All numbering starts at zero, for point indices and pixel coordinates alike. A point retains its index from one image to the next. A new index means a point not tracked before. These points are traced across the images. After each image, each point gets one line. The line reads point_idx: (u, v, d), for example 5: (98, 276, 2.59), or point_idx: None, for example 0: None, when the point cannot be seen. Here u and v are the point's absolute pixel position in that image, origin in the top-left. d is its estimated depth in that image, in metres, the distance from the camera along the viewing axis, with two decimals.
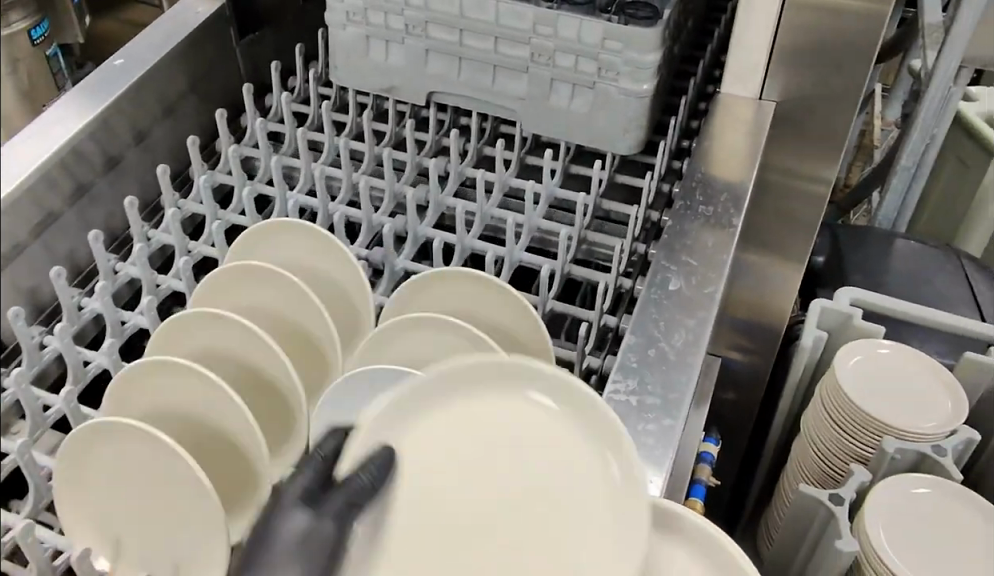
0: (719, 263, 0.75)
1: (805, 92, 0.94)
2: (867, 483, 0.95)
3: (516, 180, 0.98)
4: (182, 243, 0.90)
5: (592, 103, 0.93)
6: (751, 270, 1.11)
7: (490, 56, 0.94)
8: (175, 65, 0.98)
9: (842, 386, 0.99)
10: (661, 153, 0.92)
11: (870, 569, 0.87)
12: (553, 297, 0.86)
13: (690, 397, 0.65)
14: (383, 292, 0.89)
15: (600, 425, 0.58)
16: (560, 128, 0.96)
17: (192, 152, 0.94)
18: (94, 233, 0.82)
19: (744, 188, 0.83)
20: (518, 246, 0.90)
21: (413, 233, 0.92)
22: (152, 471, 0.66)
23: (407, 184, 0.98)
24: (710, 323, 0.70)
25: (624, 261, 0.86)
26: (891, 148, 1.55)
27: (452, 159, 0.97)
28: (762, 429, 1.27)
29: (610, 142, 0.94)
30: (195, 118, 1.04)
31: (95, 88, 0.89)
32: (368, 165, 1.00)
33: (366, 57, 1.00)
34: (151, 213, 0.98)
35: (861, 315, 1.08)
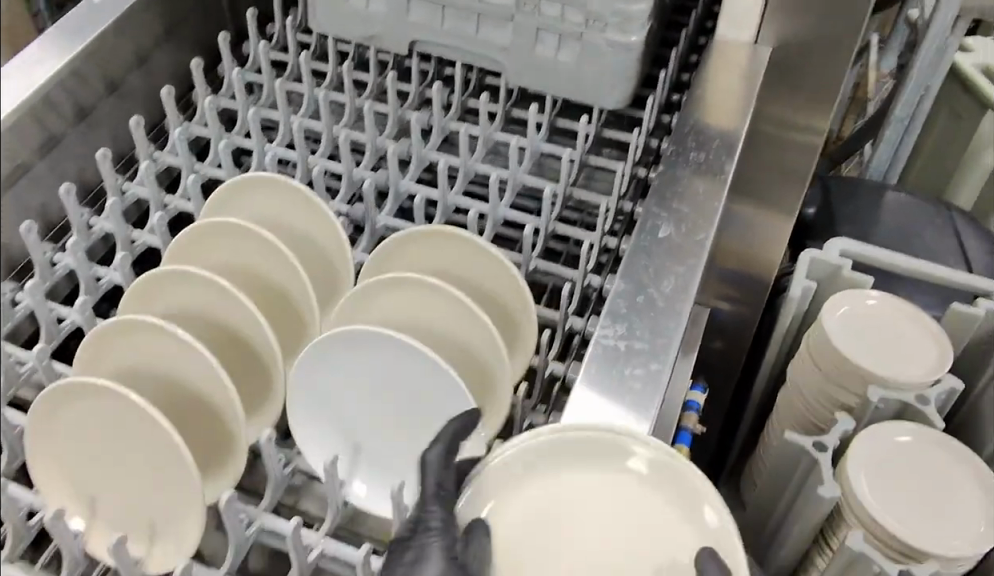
0: (710, 210, 0.75)
1: (801, 38, 0.92)
2: (851, 431, 0.96)
3: (501, 134, 0.97)
4: (157, 198, 0.89)
5: (579, 54, 0.90)
6: (740, 223, 1.11)
7: (473, 5, 0.92)
8: (151, 10, 0.95)
9: (830, 336, 0.99)
10: (650, 107, 0.91)
11: (851, 515, 0.88)
12: (537, 255, 0.86)
13: (678, 342, 0.65)
14: (364, 249, 0.89)
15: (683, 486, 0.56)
16: (545, 80, 0.94)
17: (167, 102, 0.93)
18: (66, 186, 0.82)
19: (738, 134, 0.82)
20: (503, 203, 0.89)
21: (395, 189, 0.91)
22: (122, 430, 0.68)
23: (389, 137, 0.97)
24: (700, 271, 0.70)
25: (608, 220, 0.86)
26: (885, 100, 1.54)
27: (435, 113, 0.95)
28: (747, 380, 1.28)
29: (597, 96, 0.93)
30: (174, 65, 1.02)
31: (82, 28, 0.87)
32: (350, 118, 0.99)
33: (346, 3, 0.98)
34: (126, 165, 0.96)
35: (851, 265, 1.09)
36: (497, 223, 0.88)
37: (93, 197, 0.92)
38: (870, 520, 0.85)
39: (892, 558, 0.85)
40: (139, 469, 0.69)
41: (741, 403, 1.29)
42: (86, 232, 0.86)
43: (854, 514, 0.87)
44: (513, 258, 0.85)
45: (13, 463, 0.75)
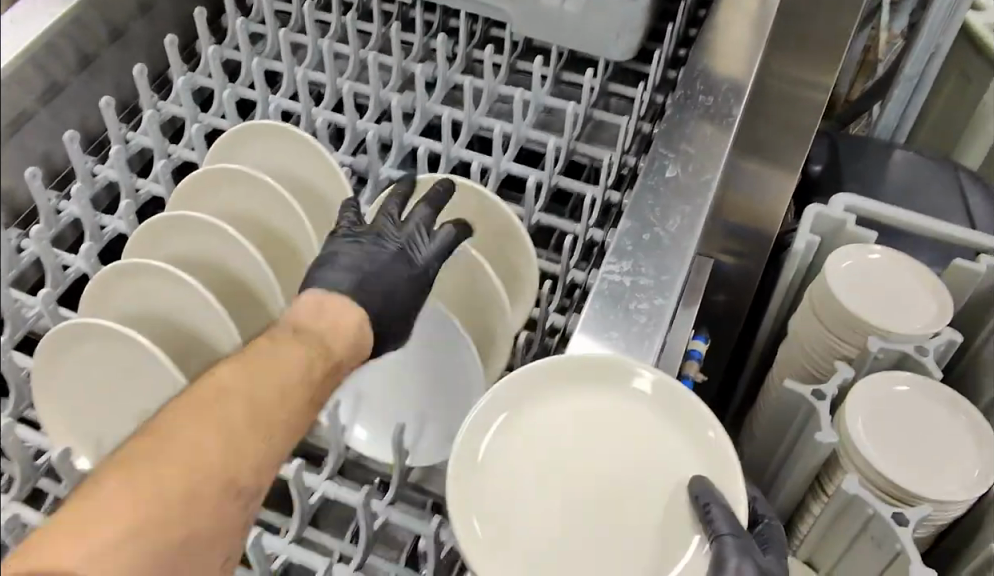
0: (716, 153, 0.75)
1: None
2: (851, 379, 0.97)
3: (505, 88, 0.94)
4: (161, 147, 0.90)
5: (586, 4, 0.86)
6: (747, 180, 1.11)
7: None
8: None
9: (832, 288, 1.00)
10: (655, 61, 0.88)
11: (847, 461, 0.90)
12: (540, 208, 0.85)
13: (682, 279, 0.67)
14: (366, 200, 0.89)
15: (683, 405, 0.60)
16: (551, 30, 0.89)
17: (171, 51, 0.91)
18: (70, 133, 0.81)
19: (746, 81, 0.82)
20: (506, 155, 0.88)
21: (399, 141, 0.91)
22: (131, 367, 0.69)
23: (393, 89, 0.95)
24: (706, 211, 0.71)
25: (613, 174, 0.84)
26: (895, 60, 1.53)
27: (439, 64, 0.94)
28: (750, 333, 1.30)
29: (602, 48, 0.89)
30: (177, 15, 1.00)
31: None
32: (354, 71, 0.97)
33: None
34: (130, 115, 0.96)
35: (855, 220, 1.09)
36: (500, 177, 0.87)
37: (95, 146, 0.93)
38: (866, 465, 0.87)
39: (887, 502, 0.87)
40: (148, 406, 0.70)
41: (743, 357, 1.31)
42: (90, 179, 0.86)
43: (851, 460, 0.89)
44: (515, 210, 0.84)
45: (21, 404, 0.76)
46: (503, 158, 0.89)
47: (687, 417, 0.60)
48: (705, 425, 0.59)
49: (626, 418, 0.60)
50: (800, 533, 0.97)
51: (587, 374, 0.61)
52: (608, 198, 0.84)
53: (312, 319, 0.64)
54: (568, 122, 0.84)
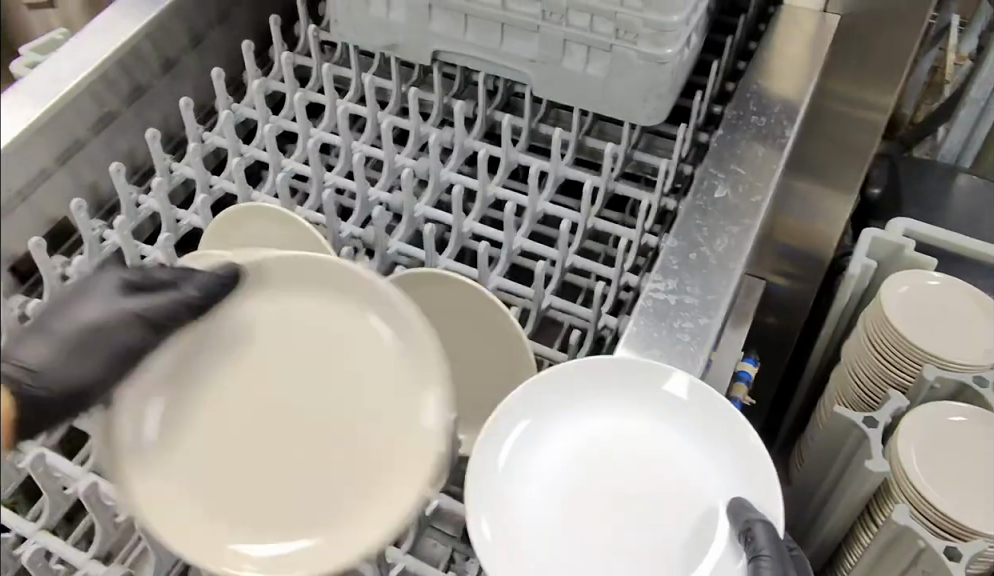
0: (768, 173, 0.75)
1: (870, 11, 0.89)
2: (903, 409, 0.95)
3: (524, 156, 0.87)
4: (170, 217, 0.84)
5: (610, 68, 0.80)
6: (798, 197, 1.09)
7: (496, 13, 0.82)
8: (178, 18, 0.92)
9: (888, 314, 0.98)
10: (683, 133, 0.81)
11: (898, 492, 0.88)
12: (552, 291, 0.78)
13: (728, 299, 0.66)
14: (372, 276, 0.81)
15: (747, 463, 0.57)
16: (577, 96, 0.84)
17: (185, 115, 0.86)
18: (77, 202, 0.78)
19: (802, 102, 0.81)
20: (519, 232, 0.81)
21: (409, 214, 0.83)
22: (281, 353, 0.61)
23: (409, 156, 0.88)
24: (755, 232, 0.70)
25: (632, 256, 0.78)
26: (963, 79, 1.48)
27: (456, 130, 0.86)
28: (801, 355, 1.27)
29: (630, 113, 0.82)
30: (199, 75, 0.98)
31: (123, 11, 0.88)
32: (370, 134, 0.90)
33: (365, 12, 0.88)
34: (143, 178, 0.93)
35: (913, 246, 1.07)
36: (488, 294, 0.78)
37: (106, 212, 0.89)
38: (917, 496, 0.85)
39: (941, 536, 0.84)
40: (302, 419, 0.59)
41: (793, 382, 1.28)
42: (98, 246, 0.82)
43: (901, 490, 0.87)
44: (525, 292, 0.77)
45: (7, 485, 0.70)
46: (516, 235, 0.82)
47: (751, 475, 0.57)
48: (769, 498, 0.56)
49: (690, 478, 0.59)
50: (847, 562, 0.96)
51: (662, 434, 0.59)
52: (626, 282, 0.77)
53: None
54: (586, 198, 0.78)
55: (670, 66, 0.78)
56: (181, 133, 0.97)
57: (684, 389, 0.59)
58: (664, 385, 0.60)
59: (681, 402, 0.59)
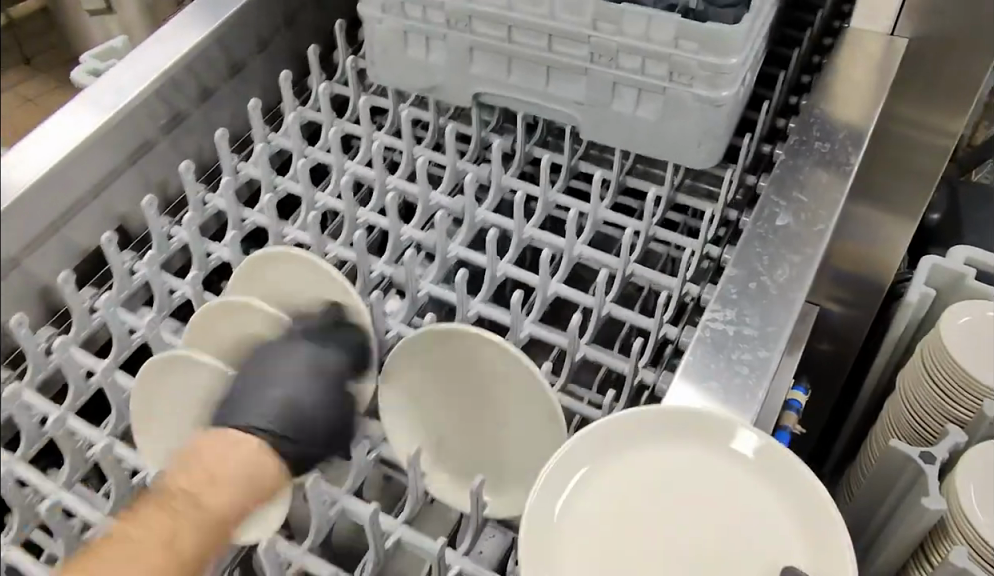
0: (831, 201, 0.73)
1: (939, 35, 0.86)
2: (962, 445, 0.91)
3: (563, 197, 0.85)
4: (200, 252, 0.83)
5: (662, 110, 0.79)
6: (859, 219, 1.06)
7: (541, 57, 0.80)
8: (217, 46, 0.91)
9: (949, 346, 0.95)
10: (728, 181, 0.79)
11: (957, 532, 0.85)
12: (588, 340, 0.76)
13: (788, 331, 0.64)
14: (402, 317, 0.79)
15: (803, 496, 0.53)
16: (623, 139, 0.82)
17: (221, 146, 0.85)
18: (108, 236, 0.77)
19: (867, 128, 0.79)
20: (555, 278, 0.80)
21: (442, 254, 0.81)
22: (655, 504, 0.53)
23: (445, 194, 0.87)
24: (818, 262, 0.68)
25: (673, 307, 0.76)
26: None
27: (494, 169, 0.85)
28: (855, 382, 1.24)
29: (680, 155, 0.81)
30: (239, 103, 0.96)
31: (187, 25, 0.90)
32: (405, 170, 0.89)
33: (404, 55, 0.88)
34: (174, 211, 0.90)
35: (975, 274, 1.04)
36: (520, 342, 0.76)
37: (138, 244, 0.87)
38: (976, 537, 0.82)
39: None
40: (789, 527, 0.52)
41: (845, 409, 1.25)
42: (127, 279, 0.81)
43: (960, 531, 0.84)
44: (558, 342, 0.75)
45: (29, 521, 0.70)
46: (551, 280, 0.80)
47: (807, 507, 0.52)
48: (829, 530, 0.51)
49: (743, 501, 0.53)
50: None
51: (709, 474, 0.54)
52: (664, 334, 0.75)
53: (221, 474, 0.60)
54: (624, 245, 0.76)
55: (726, 108, 0.76)
56: (215, 164, 0.94)
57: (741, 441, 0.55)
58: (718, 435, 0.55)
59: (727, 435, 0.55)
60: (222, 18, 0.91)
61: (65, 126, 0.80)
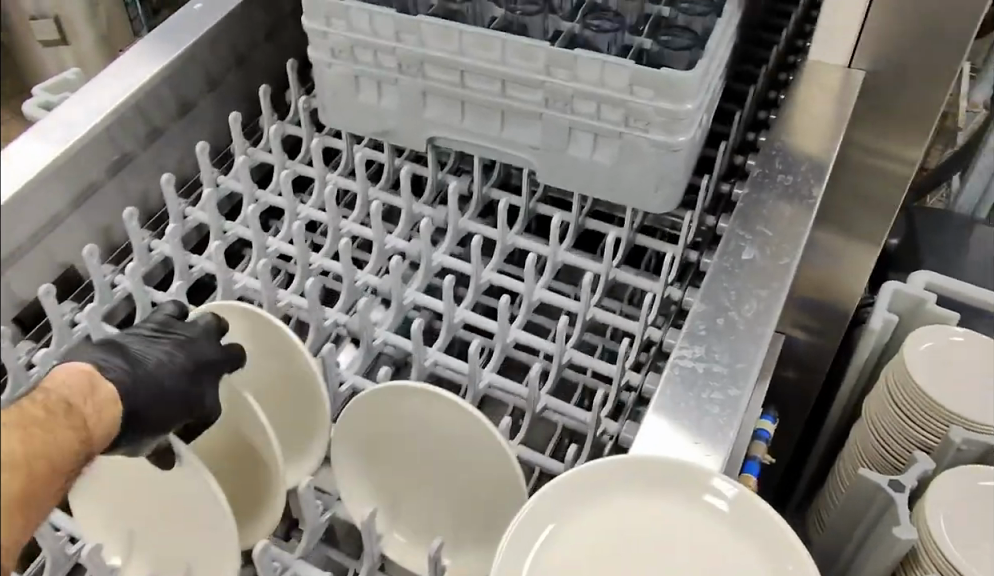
0: (796, 235, 0.73)
1: (895, 68, 0.87)
2: (930, 472, 0.91)
3: (522, 239, 0.84)
4: (145, 305, 0.80)
5: (619, 154, 0.78)
6: (820, 247, 1.06)
7: (495, 101, 0.80)
8: (165, 87, 0.88)
9: (914, 373, 0.95)
10: (688, 224, 0.78)
11: (927, 560, 0.85)
12: (548, 390, 0.74)
13: (757, 367, 0.63)
14: (357, 367, 0.76)
15: (774, 541, 0.51)
16: (579, 182, 0.82)
17: (166, 191, 0.82)
18: (46, 287, 0.73)
19: (828, 160, 0.80)
20: (514, 324, 0.77)
21: (398, 300, 0.78)
22: (625, 558, 0.51)
23: (400, 237, 0.85)
24: (784, 296, 0.68)
25: (636, 353, 0.75)
26: (978, 130, 1.48)
27: (450, 212, 0.83)
28: (821, 408, 1.24)
29: (638, 199, 0.80)
30: (183, 146, 0.93)
31: (139, 62, 0.87)
32: (360, 213, 0.87)
33: (356, 98, 0.86)
34: (119, 257, 0.87)
35: (935, 300, 1.05)
36: (479, 393, 0.73)
37: (78, 293, 0.84)
38: (947, 566, 0.82)
39: None
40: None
41: (813, 434, 1.25)
42: (67, 331, 0.77)
43: (932, 559, 0.84)
44: (518, 392, 0.72)
45: None
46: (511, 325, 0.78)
47: (780, 555, 0.51)
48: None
49: (715, 552, 0.51)
50: None
51: (681, 525, 0.52)
52: (626, 381, 0.73)
53: (82, 399, 0.55)
54: (587, 289, 0.74)
55: (682, 153, 0.76)
56: (161, 209, 0.91)
57: (718, 492, 0.53)
58: (696, 488, 0.53)
59: (698, 482, 0.53)
60: (172, 56, 0.88)
61: (19, 155, 0.75)
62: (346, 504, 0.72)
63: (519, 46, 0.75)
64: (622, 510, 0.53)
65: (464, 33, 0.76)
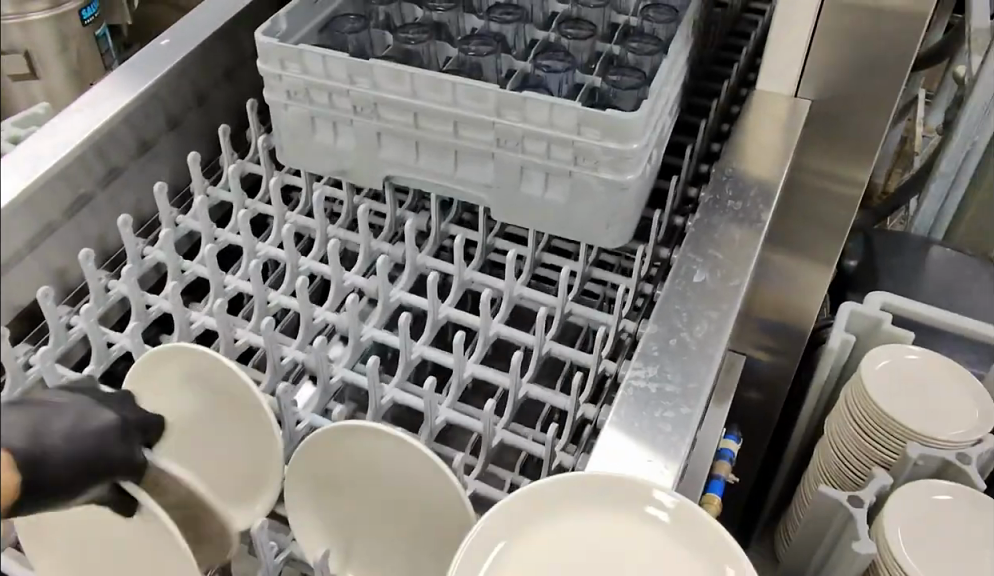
0: (745, 257, 0.75)
1: (839, 95, 0.91)
2: (889, 487, 0.94)
3: (479, 275, 0.85)
4: (100, 347, 0.81)
5: (569, 190, 0.80)
6: (776, 271, 1.10)
7: (447, 140, 0.82)
8: (124, 127, 0.89)
9: (871, 391, 0.98)
10: (639, 259, 0.81)
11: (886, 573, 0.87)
12: (505, 424, 0.76)
13: (709, 386, 0.65)
14: (314, 405, 0.77)
15: (720, 553, 0.53)
16: (532, 218, 0.84)
17: (124, 231, 0.83)
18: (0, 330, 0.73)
19: (776, 185, 0.83)
20: (471, 358, 0.79)
21: (355, 337, 0.80)
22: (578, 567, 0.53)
23: (358, 274, 0.86)
24: (734, 317, 0.70)
25: (590, 387, 0.77)
26: (932, 154, 1.52)
27: (407, 249, 0.85)
28: (786, 428, 1.27)
29: (589, 235, 0.83)
30: (142, 184, 0.95)
31: (107, 96, 0.88)
32: (319, 250, 0.89)
33: (313, 138, 0.88)
34: (76, 298, 0.88)
35: (890, 319, 1.08)
36: (435, 429, 0.75)
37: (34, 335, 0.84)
38: None
39: None
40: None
41: (779, 454, 1.28)
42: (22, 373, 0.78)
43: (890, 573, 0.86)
44: (474, 427, 0.74)
45: None
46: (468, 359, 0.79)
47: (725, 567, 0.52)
48: None
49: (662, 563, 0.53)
50: None
51: (632, 536, 0.54)
52: (582, 414, 0.75)
53: None
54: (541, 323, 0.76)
55: (631, 191, 0.79)
56: (119, 250, 0.92)
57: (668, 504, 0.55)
58: (647, 500, 0.55)
59: (651, 495, 0.55)
60: (138, 91, 0.90)
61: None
62: (301, 545, 0.73)
63: (469, 88, 0.77)
64: (575, 520, 0.54)
65: (417, 76, 0.79)
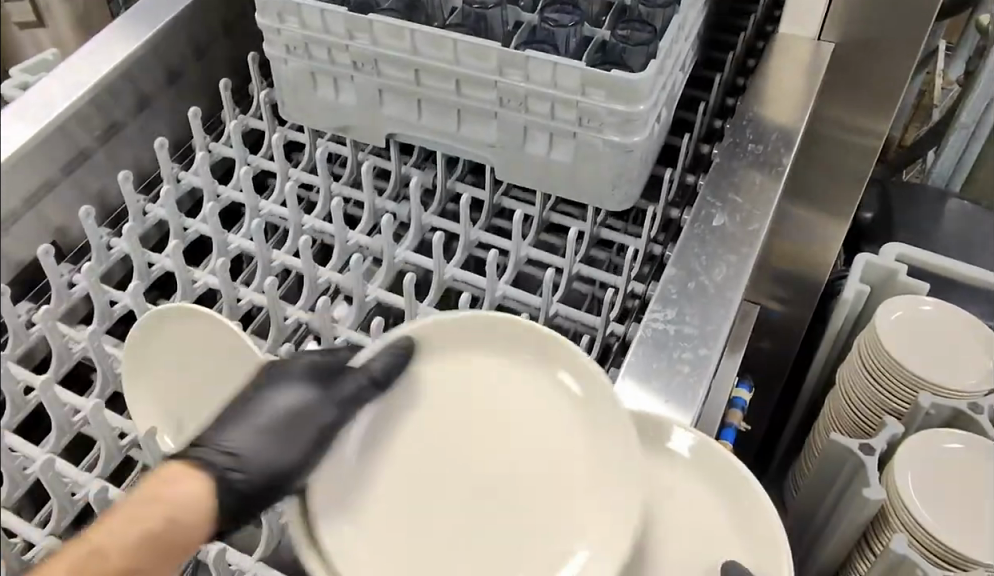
0: (765, 202, 0.75)
1: (863, 39, 0.89)
2: (899, 435, 0.95)
3: (485, 234, 0.85)
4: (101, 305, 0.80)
5: (576, 150, 0.79)
6: (790, 223, 1.09)
7: (451, 98, 0.81)
8: (128, 77, 0.88)
9: (885, 341, 0.98)
10: (647, 221, 0.80)
11: (896, 519, 0.87)
12: None
13: (726, 330, 0.65)
14: None
15: (731, 475, 0.59)
16: (538, 178, 0.83)
17: (124, 187, 0.83)
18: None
19: (797, 130, 0.82)
20: None
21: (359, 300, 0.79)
22: (608, 479, 0.60)
23: (362, 233, 0.86)
24: (754, 261, 0.70)
25: (597, 347, 0.77)
26: (951, 105, 1.50)
27: (412, 208, 0.84)
28: (797, 380, 1.27)
29: (596, 196, 0.82)
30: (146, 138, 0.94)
31: (111, 43, 0.87)
32: (322, 208, 0.88)
33: (316, 94, 0.87)
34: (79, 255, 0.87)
35: (906, 270, 1.08)
36: None
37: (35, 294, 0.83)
38: (915, 525, 0.85)
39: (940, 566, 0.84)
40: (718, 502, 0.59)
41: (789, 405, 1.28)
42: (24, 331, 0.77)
43: (899, 519, 0.87)
44: None
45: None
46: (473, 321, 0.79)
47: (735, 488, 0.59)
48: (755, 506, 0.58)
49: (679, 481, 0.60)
50: None
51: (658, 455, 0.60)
52: None
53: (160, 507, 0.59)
54: (548, 285, 0.76)
55: (636, 153, 0.78)
56: (121, 205, 0.92)
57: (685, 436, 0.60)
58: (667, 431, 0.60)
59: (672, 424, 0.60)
60: (139, 43, 0.88)
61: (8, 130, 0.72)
62: None
63: (472, 46, 0.76)
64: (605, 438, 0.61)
65: (417, 33, 0.77)
